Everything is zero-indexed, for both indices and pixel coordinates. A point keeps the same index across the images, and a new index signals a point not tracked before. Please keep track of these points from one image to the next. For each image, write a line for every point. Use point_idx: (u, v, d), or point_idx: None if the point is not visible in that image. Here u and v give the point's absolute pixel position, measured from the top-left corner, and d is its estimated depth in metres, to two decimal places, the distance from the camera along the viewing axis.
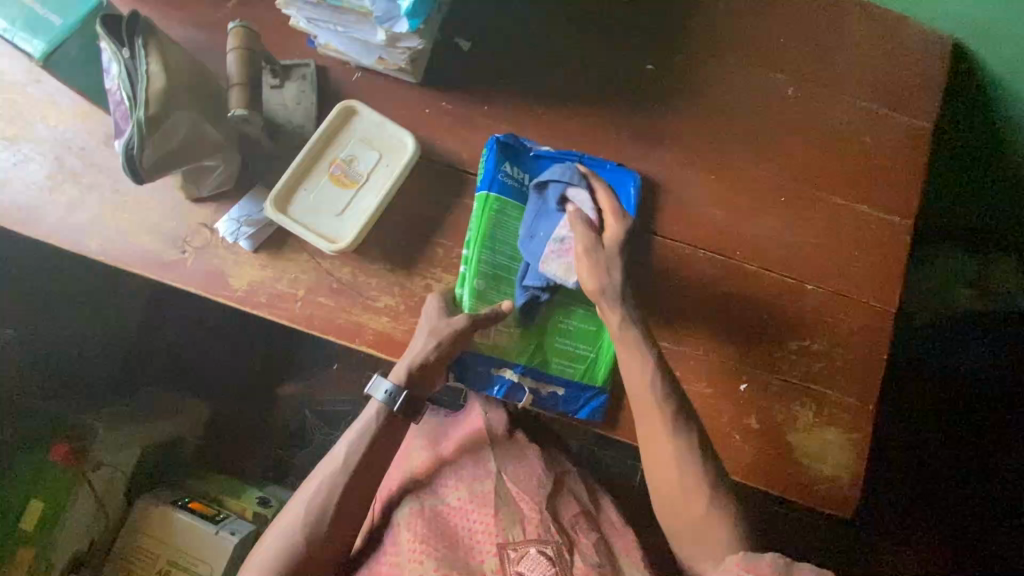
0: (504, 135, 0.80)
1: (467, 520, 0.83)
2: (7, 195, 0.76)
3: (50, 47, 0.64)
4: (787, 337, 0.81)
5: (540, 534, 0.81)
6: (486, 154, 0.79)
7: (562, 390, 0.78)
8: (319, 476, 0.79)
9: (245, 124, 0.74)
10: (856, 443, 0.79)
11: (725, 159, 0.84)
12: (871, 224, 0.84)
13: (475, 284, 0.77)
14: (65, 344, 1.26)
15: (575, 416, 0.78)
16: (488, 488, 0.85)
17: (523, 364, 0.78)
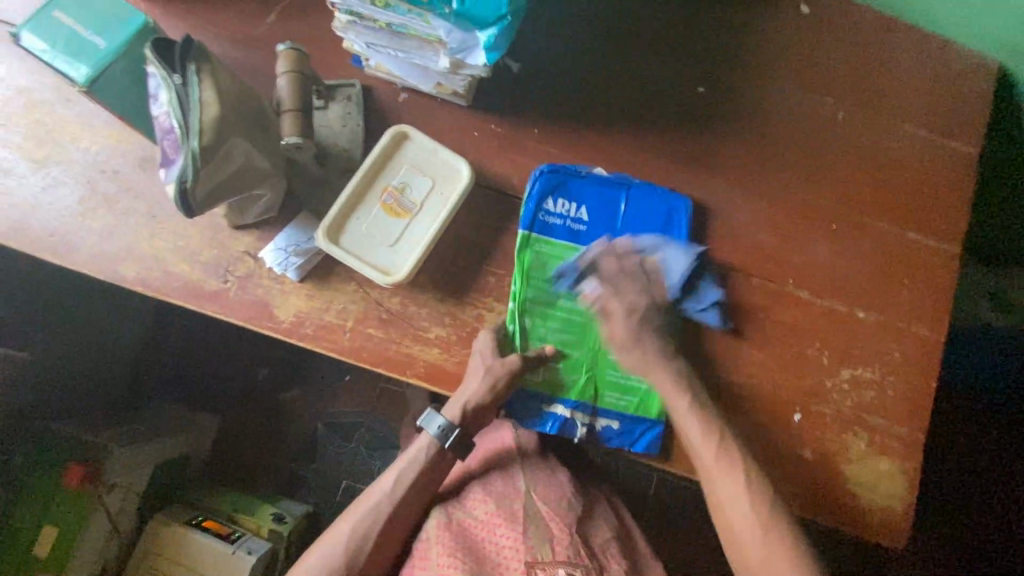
0: (548, 166, 0.78)
1: (494, 537, 0.78)
2: (39, 221, 0.73)
3: (95, 71, 0.61)
4: (840, 366, 0.81)
5: (571, 556, 0.77)
6: (530, 187, 0.78)
7: (616, 423, 0.77)
8: (362, 511, 0.75)
9: (297, 151, 0.70)
10: (908, 473, 0.79)
11: (775, 184, 0.84)
12: (919, 251, 0.84)
13: (523, 322, 0.76)
14: (76, 357, 1.19)
15: (631, 450, 0.77)
16: (516, 507, 0.80)
17: (574, 399, 0.77)
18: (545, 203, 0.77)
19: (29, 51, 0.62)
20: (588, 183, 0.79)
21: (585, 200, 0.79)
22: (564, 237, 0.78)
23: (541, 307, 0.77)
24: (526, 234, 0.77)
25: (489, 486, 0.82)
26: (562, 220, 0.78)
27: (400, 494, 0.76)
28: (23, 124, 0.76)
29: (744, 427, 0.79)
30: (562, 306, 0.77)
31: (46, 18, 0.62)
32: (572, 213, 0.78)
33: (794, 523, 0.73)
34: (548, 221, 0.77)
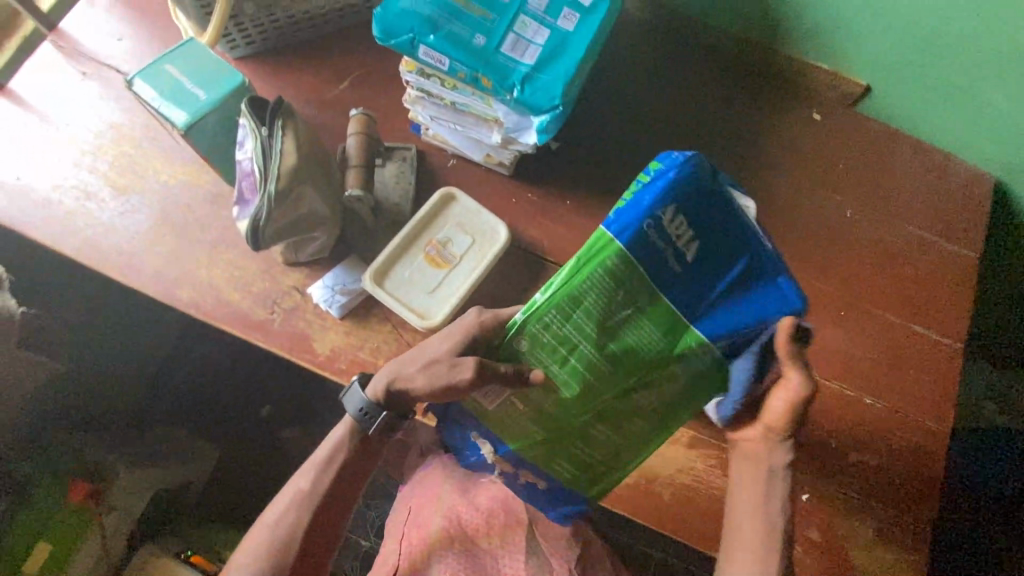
0: (690, 170, 0.56)
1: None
2: (111, 243, 0.80)
3: (193, 119, 0.69)
4: (848, 450, 0.83)
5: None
6: (652, 185, 0.56)
7: (544, 484, 0.73)
8: (308, 482, 0.75)
9: (357, 203, 0.80)
10: (914, 563, 0.79)
11: (786, 270, 0.90)
12: (924, 344, 0.88)
13: (521, 338, 0.60)
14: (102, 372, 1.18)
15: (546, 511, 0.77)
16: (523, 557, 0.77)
17: (508, 449, 0.69)
18: (655, 216, 0.56)
19: (137, 95, 0.69)
20: (721, 219, 0.59)
21: (704, 239, 0.59)
22: (646, 272, 0.57)
23: (556, 337, 0.60)
24: (603, 236, 0.56)
25: (492, 517, 0.78)
26: (659, 248, 0.57)
27: (334, 482, 0.75)
28: (111, 156, 0.84)
29: None
30: (581, 355, 0.60)
31: (156, 69, 0.70)
32: (675, 246, 0.58)
33: None
34: (641, 238, 0.56)
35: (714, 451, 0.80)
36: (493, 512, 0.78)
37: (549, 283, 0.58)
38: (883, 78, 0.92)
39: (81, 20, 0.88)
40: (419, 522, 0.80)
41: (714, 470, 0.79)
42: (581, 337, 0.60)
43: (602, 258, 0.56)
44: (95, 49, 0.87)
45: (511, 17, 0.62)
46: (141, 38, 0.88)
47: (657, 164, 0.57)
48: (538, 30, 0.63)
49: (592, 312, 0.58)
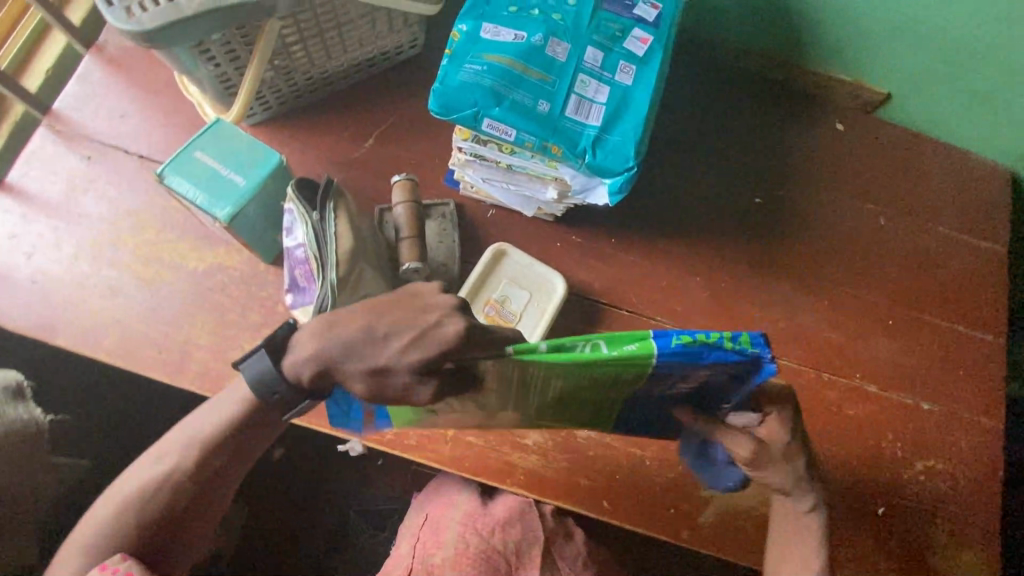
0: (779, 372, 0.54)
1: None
2: (147, 338, 0.75)
3: (236, 209, 0.66)
4: (913, 458, 0.84)
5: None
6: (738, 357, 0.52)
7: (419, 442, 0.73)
8: (184, 457, 0.68)
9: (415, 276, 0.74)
10: (990, 560, 0.81)
11: (831, 283, 0.90)
12: (968, 343, 0.90)
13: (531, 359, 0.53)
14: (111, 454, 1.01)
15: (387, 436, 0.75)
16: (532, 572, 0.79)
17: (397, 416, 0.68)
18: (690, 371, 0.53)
19: (173, 190, 0.66)
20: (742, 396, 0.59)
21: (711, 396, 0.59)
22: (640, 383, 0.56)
23: (544, 380, 0.56)
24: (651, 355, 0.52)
25: (508, 526, 0.81)
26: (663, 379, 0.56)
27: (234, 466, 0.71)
28: (132, 246, 0.78)
29: (834, 524, 0.81)
30: (542, 394, 0.59)
31: (188, 161, 0.67)
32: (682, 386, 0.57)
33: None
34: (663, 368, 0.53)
35: None
36: (510, 520, 0.81)
37: (592, 354, 0.52)
38: (902, 84, 0.93)
39: (81, 101, 0.82)
40: (436, 531, 0.82)
41: None
42: (545, 390, 0.58)
43: (641, 370, 0.53)
44: (100, 131, 0.82)
45: (570, 77, 0.60)
46: (148, 115, 0.83)
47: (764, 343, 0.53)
48: (598, 87, 0.61)
49: (573, 381, 0.56)
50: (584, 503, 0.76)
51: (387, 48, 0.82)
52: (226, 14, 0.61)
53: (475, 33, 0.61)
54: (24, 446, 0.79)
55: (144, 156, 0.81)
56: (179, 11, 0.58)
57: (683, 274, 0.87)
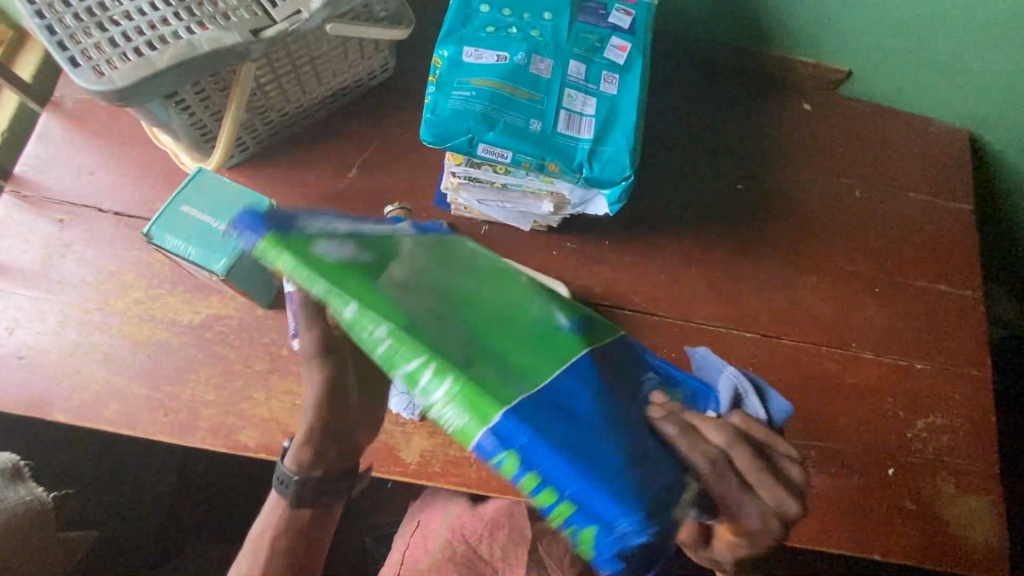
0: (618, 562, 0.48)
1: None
2: (149, 401, 0.72)
3: (231, 260, 0.64)
4: (913, 417, 0.88)
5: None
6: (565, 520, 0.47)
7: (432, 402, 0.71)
8: None
9: None
10: (993, 503, 0.86)
11: (817, 258, 0.93)
12: (949, 300, 0.95)
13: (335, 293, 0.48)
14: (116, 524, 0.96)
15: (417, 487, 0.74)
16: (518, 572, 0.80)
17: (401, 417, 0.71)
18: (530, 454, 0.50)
19: (164, 249, 0.65)
20: None
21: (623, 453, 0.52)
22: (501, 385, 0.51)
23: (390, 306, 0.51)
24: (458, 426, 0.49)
25: (496, 530, 0.82)
26: None
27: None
28: (121, 308, 0.75)
29: (848, 489, 0.84)
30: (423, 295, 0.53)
31: (174, 215, 0.65)
32: None
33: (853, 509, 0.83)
34: None
35: (804, 451, 0.84)
36: (497, 523, 0.82)
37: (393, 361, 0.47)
38: (860, 61, 0.97)
39: (44, 164, 0.79)
40: (425, 540, 0.84)
41: (811, 470, 0.84)
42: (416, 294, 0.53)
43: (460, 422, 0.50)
44: (67, 192, 0.78)
45: (557, 92, 0.61)
46: (118, 170, 0.79)
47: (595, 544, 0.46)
48: (585, 100, 0.61)
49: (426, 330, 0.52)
50: None
51: (360, 76, 0.81)
52: (200, 63, 0.59)
53: (457, 58, 0.61)
54: (33, 529, 0.75)
55: (120, 213, 0.78)
56: (150, 66, 0.56)
57: (678, 268, 0.89)
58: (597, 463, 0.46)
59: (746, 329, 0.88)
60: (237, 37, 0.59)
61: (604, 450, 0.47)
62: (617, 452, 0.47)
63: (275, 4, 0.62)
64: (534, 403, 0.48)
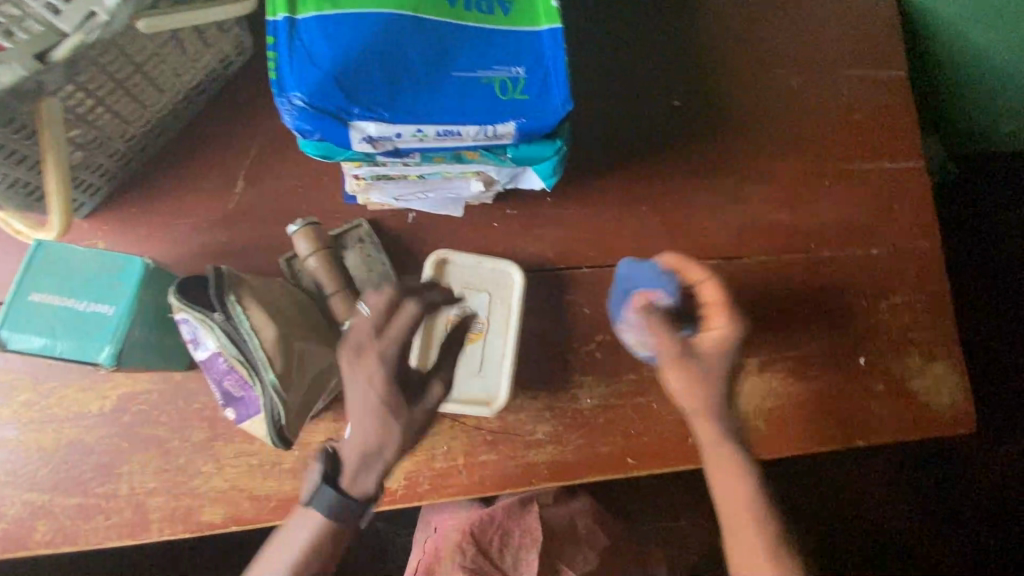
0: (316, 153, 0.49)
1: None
2: (81, 507, 0.63)
3: (118, 344, 0.53)
4: (875, 302, 0.89)
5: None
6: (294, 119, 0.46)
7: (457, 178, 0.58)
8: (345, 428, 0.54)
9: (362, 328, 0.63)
10: (957, 366, 0.89)
11: (765, 163, 0.88)
12: (898, 176, 0.93)
13: None
14: None
15: None
16: (534, 555, 0.80)
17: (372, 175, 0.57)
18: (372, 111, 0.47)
19: (26, 353, 0.52)
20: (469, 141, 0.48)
21: (445, 124, 0.47)
22: (373, 27, 0.48)
23: None
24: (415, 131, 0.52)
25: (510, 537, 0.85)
26: (380, 79, 0.47)
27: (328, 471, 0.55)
28: (15, 417, 0.64)
29: (831, 389, 0.85)
30: None
31: (25, 308, 0.53)
32: (374, 79, 0.47)
33: (836, 405, 0.85)
34: (338, 39, 0.47)
35: (782, 363, 0.84)
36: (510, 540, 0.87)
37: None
38: None
39: None
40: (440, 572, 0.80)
41: (791, 380, 0.83)
42: None
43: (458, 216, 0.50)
44: None
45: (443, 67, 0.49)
46: None
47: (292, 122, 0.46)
48: (468, 71, 0.49)
49: None
50: (613, 469, 0.76)
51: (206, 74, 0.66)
52: None
53: (307, 28, 0.47)
54: None
55: None
56: None
57: (626, 208, 0.83)
58: (336, 75, 0.46)
59: (707, 256, 0.84)
60: (18, 71, 0.45)
61: (352, 68, 0.47)
62: (358, 47, 0.47)
63: (57, 12, 0.47)
64: (352, 29, 0.48)
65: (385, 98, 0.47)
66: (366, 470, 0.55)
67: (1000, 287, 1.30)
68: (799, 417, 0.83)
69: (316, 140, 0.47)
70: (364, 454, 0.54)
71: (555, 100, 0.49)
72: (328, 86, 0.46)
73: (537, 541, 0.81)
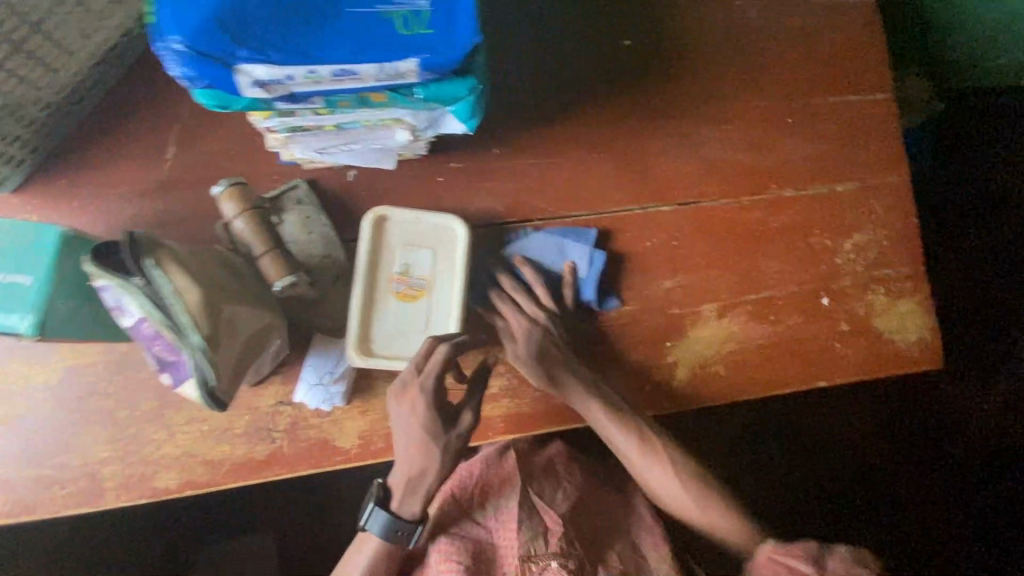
0: (211, 103, 0.45)
1: (496, 542, 0.81)
2: (39, 476, 0.65)
3: (41, 313, 0.53)
4: (839, 242, 0.86)
5: (562, 546, 0.79)
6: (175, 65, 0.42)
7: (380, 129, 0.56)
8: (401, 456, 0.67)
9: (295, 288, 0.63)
10: (923, 303, 0.88)
11: (723, 102, 0.85)
12: (865, 109, 0.89)
13: None
14: None
15: (316, 415, 0.69)
16: (511, 503, 0.82)
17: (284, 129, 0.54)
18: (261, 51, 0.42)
19: None
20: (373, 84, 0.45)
21: (343, 67, 0.43)
22: None
23: None
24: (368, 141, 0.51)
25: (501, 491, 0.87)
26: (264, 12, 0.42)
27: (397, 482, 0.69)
28: None
29: (794, 331, 0.84)
30: None
31: None
32: (259, 14, 0.42)
33: (799, 347, 0.84)
34: None
35: (742, 307, 0.83)
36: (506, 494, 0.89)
37: None
38: None
39: None
40: None
41: (751, 323, 0.82)
42: None
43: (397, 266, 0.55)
44: None
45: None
46: None
47: (175, 70, 0.43)
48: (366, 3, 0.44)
49: None
50: (570, 419, 0.76)
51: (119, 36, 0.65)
52: None
53: None
54: None
55: None
56: None
57: (578, 156, 0.80)
58: (214, 11, 0.41)
59: (662, 202, 0.82)
60: None
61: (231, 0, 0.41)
62: None
63: None
64: None
65: (273, 35, 0.42)
66: (426, 470, 0.68)
67: None
68: (761, 360, 0.82)
69: (206, 88, 0.44)
70: (417, 457, 0.67)
71: (464, 31, 0.45)
72: (205, 24, 0.41)
73: (514, 487, 0.83)
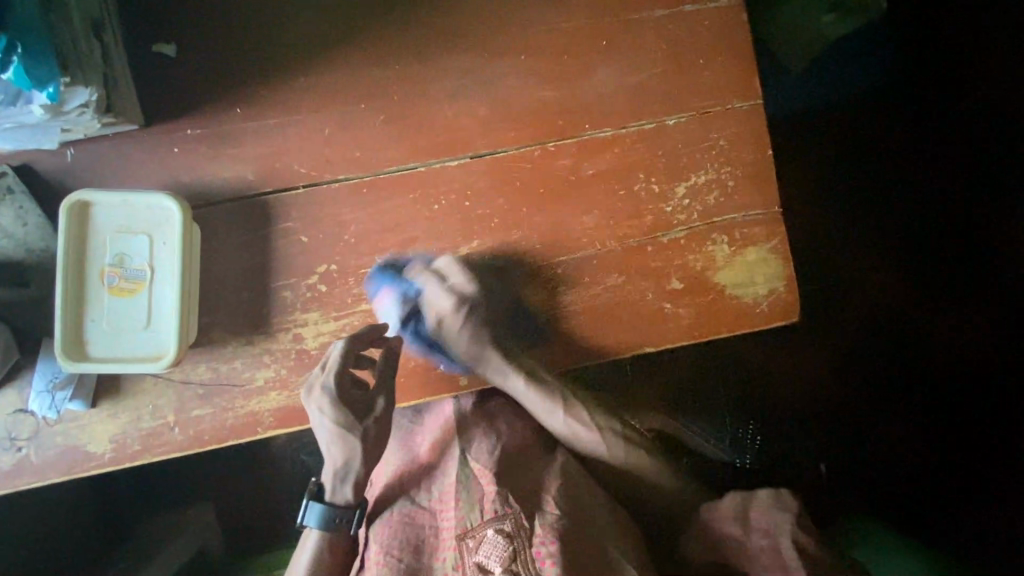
0: None
1: (438, 524, 0.68)
2: None
3: None
4: (671, 185, 0.74)
5: (498, 509, 0.65)
6: None
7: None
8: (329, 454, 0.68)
9: None
10: (778, 250, 0.75)
11: (516, 28, 0.72)
12: (700, 20, 0.74)
13: None
14: None
15: (58, 420, 0.65)
16: (452, 476, 0.71)
17: None
18: None
19: None
20: None
21: None
22: None
23: None
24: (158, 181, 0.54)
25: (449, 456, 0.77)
26: None
27: (331, 479, 0.68)
28: None
29: (613, 292, 0.73)
30: None
31: None
32: None
33: (622, 312, 0.74)
34: None
35: (551, 270, 0.73)
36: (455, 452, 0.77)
37: None
38: None
39: None
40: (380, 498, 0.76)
41: (560, 290, 0.73)
42: None
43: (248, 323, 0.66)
44: None
45: None
46: None
47: None
48: None
49: None
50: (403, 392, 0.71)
51: None
52: None
53: None
54: None
55: None
56: None
57: (340, 110, 0.69)
58: None
59: (450, 155, 0.71)
60: None
61: None
62: None
63: None
64: None
65: None
66: (354, 466, 0.68)
67: (906, 151, 1.11)
68: (573, 327, 0.73)
69: None
70: (342, 456, 0.67)
71: None
72: None
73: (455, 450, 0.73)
